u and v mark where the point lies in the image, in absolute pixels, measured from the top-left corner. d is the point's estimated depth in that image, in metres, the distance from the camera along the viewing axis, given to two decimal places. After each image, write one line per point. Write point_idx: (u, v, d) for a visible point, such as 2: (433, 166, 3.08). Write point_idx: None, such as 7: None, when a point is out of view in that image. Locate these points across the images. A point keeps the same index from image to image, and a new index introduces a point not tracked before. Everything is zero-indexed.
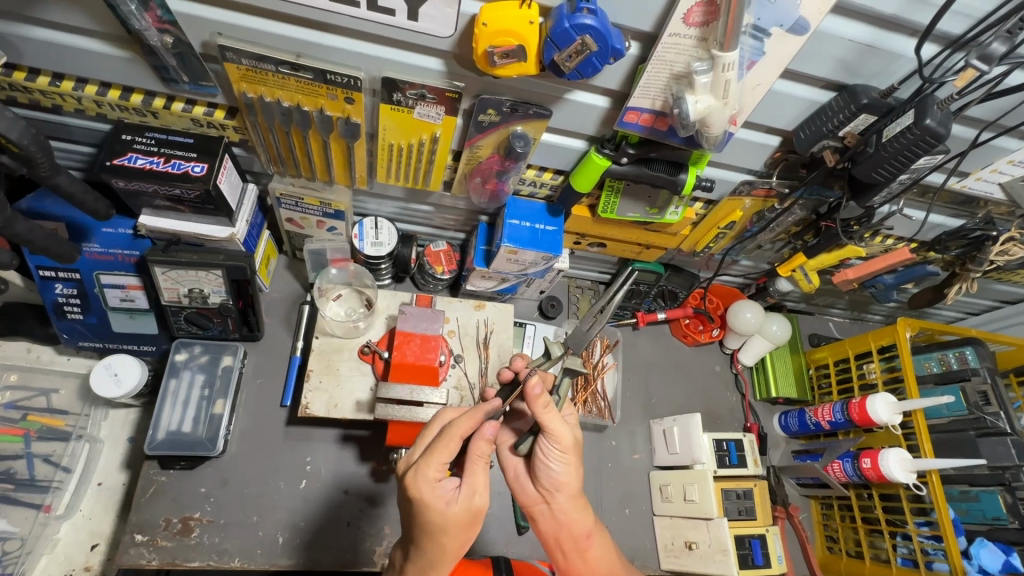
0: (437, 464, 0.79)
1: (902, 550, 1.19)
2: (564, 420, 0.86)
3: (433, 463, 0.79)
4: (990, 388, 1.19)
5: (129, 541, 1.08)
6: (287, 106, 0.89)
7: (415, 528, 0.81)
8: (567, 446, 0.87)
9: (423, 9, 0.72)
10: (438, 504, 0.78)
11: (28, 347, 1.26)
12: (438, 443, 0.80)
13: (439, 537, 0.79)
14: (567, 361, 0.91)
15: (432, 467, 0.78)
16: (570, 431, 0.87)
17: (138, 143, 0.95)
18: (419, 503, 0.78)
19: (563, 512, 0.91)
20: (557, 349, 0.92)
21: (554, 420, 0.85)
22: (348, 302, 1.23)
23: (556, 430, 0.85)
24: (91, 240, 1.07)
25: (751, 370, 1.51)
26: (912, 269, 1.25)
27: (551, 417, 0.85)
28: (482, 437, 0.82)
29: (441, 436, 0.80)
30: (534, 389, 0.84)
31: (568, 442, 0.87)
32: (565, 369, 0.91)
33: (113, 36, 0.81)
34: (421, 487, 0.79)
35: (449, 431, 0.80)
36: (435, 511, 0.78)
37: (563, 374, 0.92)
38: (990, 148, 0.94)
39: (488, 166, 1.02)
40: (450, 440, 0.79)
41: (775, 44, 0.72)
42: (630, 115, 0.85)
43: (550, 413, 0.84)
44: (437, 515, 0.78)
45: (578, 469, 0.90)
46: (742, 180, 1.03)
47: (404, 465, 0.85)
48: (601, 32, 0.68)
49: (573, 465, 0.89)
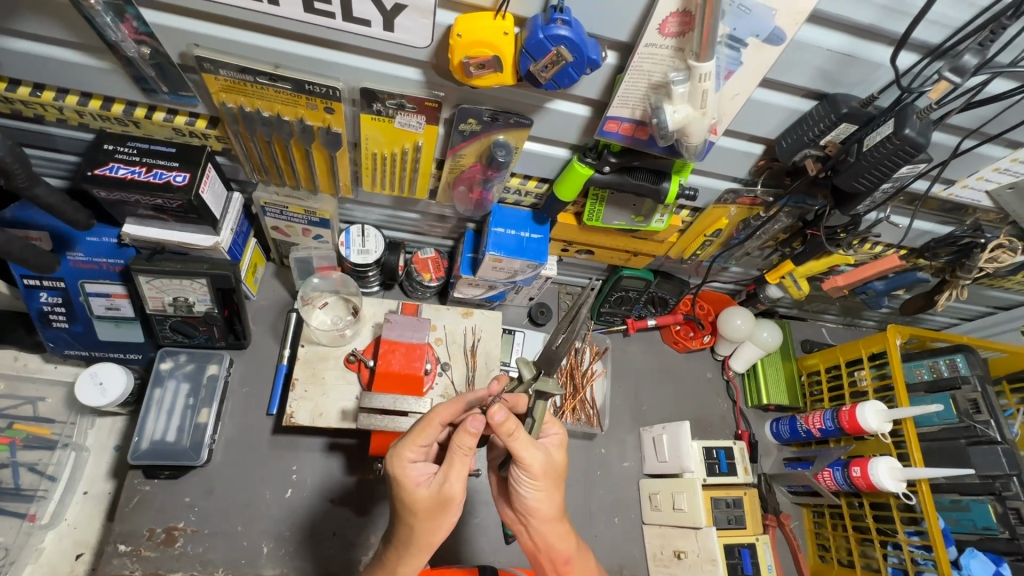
0: (414, 447, 0.81)
1: (893, 560, 1.17)
2: (535, 447, 0.81)
3: (410, 448, 0.81)
4: (980, 396, 1.18)
5: (113, 551, 1.08)
6: (268, 116, 0.89)
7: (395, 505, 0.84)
8: (538, 474, 0.82)
9: (398, 20, 0.71)
10: (410, 485, 0.80)
11: (14, 356, 1.26)
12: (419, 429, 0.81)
13: (410, 519, 0.81)
14: (538, 384, 0.82)
15: (409, 452, 0.81)
16: (541, 459, 0.82)
17: (120, 153, 0.95)
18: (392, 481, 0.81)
19: (539, 535, 0.89)
20: (526, 372, 0.86)
21: (522, 446, 0.80)
22: (335, 310, 1.23)
23: (525, 459, 0.81)
24: (75, 249, 1.07)
25: (742, 378, 1.50)
26: (902, 275, 1.24)
27: (522, 443, 0.80)
28: (466, 431, 0.77)
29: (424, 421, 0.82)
30: (494, 418, 0.77)
31: (539, 470, 0.82)
32: (537, 392, 0.82)
33: (91, 47, 0.80)
34: (393, 465, 0.81)
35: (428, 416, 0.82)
36: (406, 490, 0.80)
37: (536, 396, 0.83)
38: (975, 156, 0.94)
39: (471, 175, 1.02)
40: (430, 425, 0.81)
41: (752, 54, 0.72)
42: (610, 124, 0.84)
43: (522, 437, 0.80)
44: (407, 496, 0.80)
45: (550, 497, 0.86)
46: (728, 188, 1.03)
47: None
48: (576, 43, 0.68)
49: (546, 492, 0.85)
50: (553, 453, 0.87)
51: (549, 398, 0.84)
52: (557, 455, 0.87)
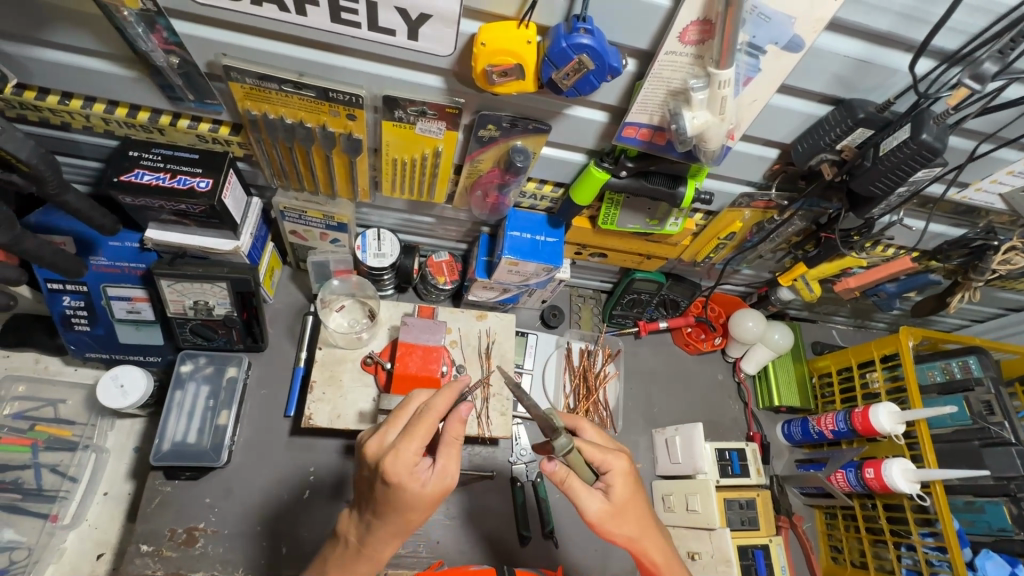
0: (417, 446, 0.77)
1: (907, 561, 1.18)
2: (582, 494, 0.82)
3: (413, 444, 0.77)
4: (994, 398, 1.19)
5: (135, 551, 1.09)
6: (290, 123, 0.90)
7: (385, 501, 0.79)
8: (603, 519, 0.83)
9: (423, 30, 0.73)
10: (415, 485, 0.77)
11: (36, 358, 1.28)
12: (414, 426, 0.77)
13: (407, 512, 0.79)
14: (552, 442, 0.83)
15: (412, 450, 0.76)
16: (592, 505, 0.82)
17: (145, 159, 0.97)
18: (395, 485, 0.76)
19: (651, 561, 0.88)
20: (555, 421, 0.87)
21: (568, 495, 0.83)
22: (351, 313, 1.24)
23: (586, 513, 0.83)
24: (98, 253, 1.09)
25: (753, 380, 1.51)
26: (913, 278, 1.25)
27: (576, 493, 0.82)
28: (454, 416, 0.80)
29: (421, 416, 0.78)
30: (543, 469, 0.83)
31: (603, 513, 0.83)
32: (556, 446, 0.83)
33: (120, 57, 0.82)
34: (397, 470, 0.76)
35: (427, 414, 0.78)
36: (409, 490, 0.77)
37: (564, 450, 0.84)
38: (990, 160, 0.95)
39: (488, 180, 1.03)
40: (429, 418, 0.78)
41: (771, 61, 0.73)
42: (628, 130, 0.86)
43: (576, 492, 0.82)
44: (410, 495, 0.77)
45: (628, 527, 0.85)
46: (742, 192, 1.04)
47: (375, 445, 0.80)
48: (599, 51, 0.69)
49: (626, 524, 0.85)
50: (615, 490, 0.84)
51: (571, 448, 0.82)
52: (622, 489, 0.84)
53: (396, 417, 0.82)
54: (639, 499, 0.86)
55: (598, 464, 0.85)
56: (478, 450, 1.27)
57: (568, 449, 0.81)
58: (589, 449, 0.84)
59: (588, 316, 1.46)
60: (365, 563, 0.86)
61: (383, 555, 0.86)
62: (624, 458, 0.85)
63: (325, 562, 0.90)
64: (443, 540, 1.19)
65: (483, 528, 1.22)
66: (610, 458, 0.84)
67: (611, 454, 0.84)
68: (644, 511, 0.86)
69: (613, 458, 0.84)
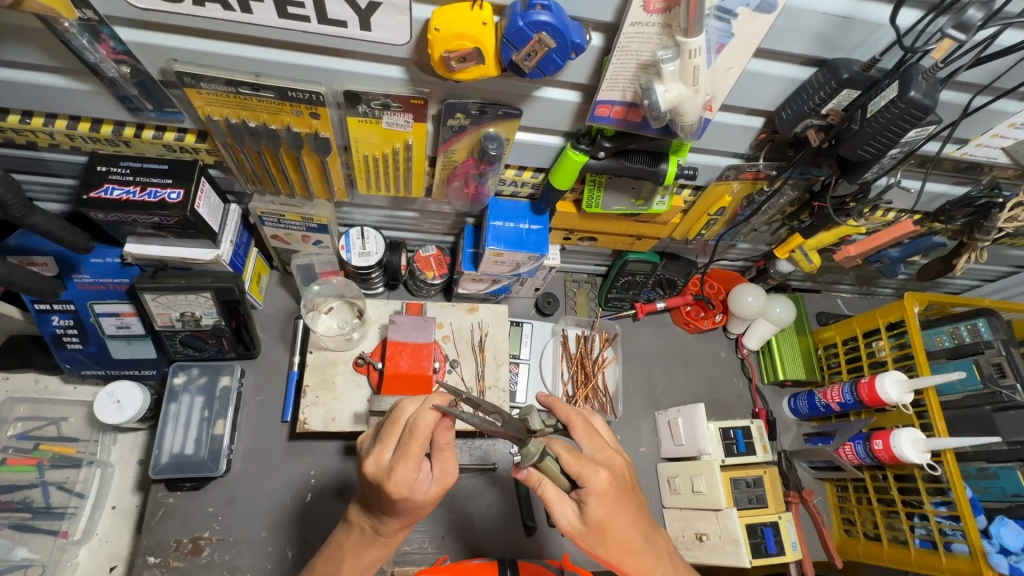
0: (413, 464, 0.74)
1: (920, 531, 1.15)
2: (556, 504, 0.78)
3: (409, 464, 0.74)
4: (1005, 360, 1.13)
5: (143, 563, 1.10)
6: (254, 126, 0.88)
7: (390, 509, 0.79)
8: (579, 531, 0.79)
9: (375, 19, 0.70)
10: (418, 495, 0.76)
11: (35, 378, 1.28)
12: (407, 444, 0.74)
13: (416, 513, 0.80)
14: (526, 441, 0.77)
15: (407, 467, 0.74)
16: (568, 513, 0.79)
17: (114, 173, 0.95)
18: (401, 500, 0.75)
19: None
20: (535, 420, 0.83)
21: (547, 501, 0.79)
22: (340, 314, 1.22)
23: (561, 521, 0.79)
24: (81, 271, 1.08)
25: (758, 355, 1.47)
26: (917, 241, 1.22)
27: (552, 502, 0.79)
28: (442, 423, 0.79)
29: (410, 434, 0.74)
30: (517, 471, 0.79)
31: (576, 528, 0.79)
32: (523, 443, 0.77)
33: (71, 70, 0.80)
34: (400, 488, 0.74)
35: (416, 432, 0.74)
36: (416, 501, 0.76)
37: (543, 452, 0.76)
38: (987, 113, 0.90)
39: (464, 170, 1.00)
40: (419, 437, 0.74)
41: (743, 25, 0.70)
42: (601, 108, 0.82)
43: (549, 499, 0.78)
44: (416, 504, 0.77)
45: (608, 545, 0.80)
46: (728, 164, 1.00)
47: (374, 464, 0.76)
48: (558, 27, 0.66)
49: (608, 540, 0.79)
50: (590, 508, 0.77)
51: (548, 447, 0.76)
52: (597, 508, 0.77)
53: (389, 433, 0.77)
54: (621, 516, 0.78)
55: (576, 477, 0.77)
56: (478, 443, 1.25)
57: (537, 459, 0.76)
58: (566, 458, 0.76)
59: (582, 302, 1.43)
60: (382, 546, 0.87)
61: (398, 538, 0.87)
62: (603, 475, 0.76)
63: (339, 550, 0.88)
64: (448, 535, 1.18)
65: (487, 521, 1.21)
66: (589, 472, 0.76)
67: (589, 469, 0.76)
68: (628, 534, 0.79)
69: (590, 473, 0.76)
